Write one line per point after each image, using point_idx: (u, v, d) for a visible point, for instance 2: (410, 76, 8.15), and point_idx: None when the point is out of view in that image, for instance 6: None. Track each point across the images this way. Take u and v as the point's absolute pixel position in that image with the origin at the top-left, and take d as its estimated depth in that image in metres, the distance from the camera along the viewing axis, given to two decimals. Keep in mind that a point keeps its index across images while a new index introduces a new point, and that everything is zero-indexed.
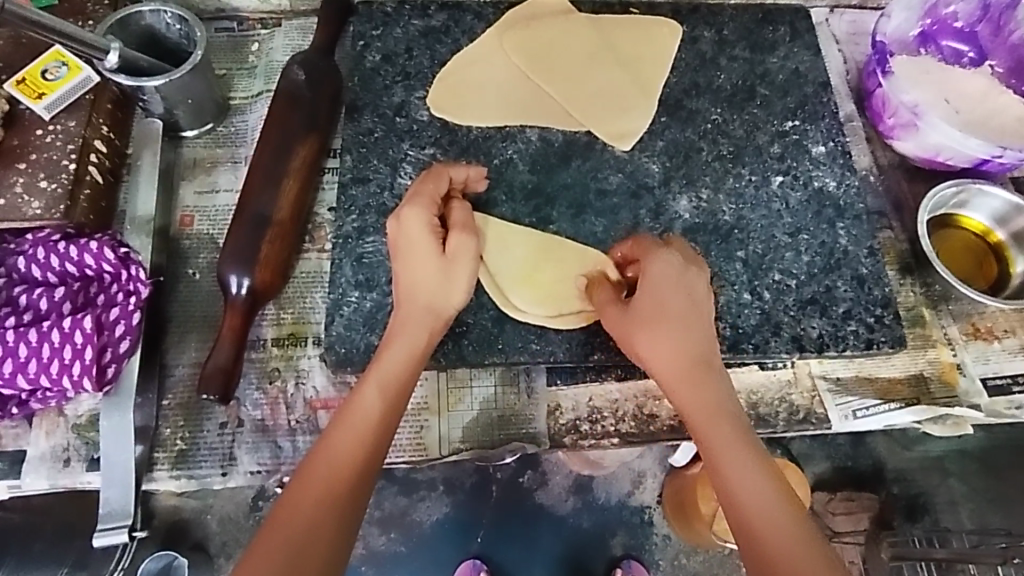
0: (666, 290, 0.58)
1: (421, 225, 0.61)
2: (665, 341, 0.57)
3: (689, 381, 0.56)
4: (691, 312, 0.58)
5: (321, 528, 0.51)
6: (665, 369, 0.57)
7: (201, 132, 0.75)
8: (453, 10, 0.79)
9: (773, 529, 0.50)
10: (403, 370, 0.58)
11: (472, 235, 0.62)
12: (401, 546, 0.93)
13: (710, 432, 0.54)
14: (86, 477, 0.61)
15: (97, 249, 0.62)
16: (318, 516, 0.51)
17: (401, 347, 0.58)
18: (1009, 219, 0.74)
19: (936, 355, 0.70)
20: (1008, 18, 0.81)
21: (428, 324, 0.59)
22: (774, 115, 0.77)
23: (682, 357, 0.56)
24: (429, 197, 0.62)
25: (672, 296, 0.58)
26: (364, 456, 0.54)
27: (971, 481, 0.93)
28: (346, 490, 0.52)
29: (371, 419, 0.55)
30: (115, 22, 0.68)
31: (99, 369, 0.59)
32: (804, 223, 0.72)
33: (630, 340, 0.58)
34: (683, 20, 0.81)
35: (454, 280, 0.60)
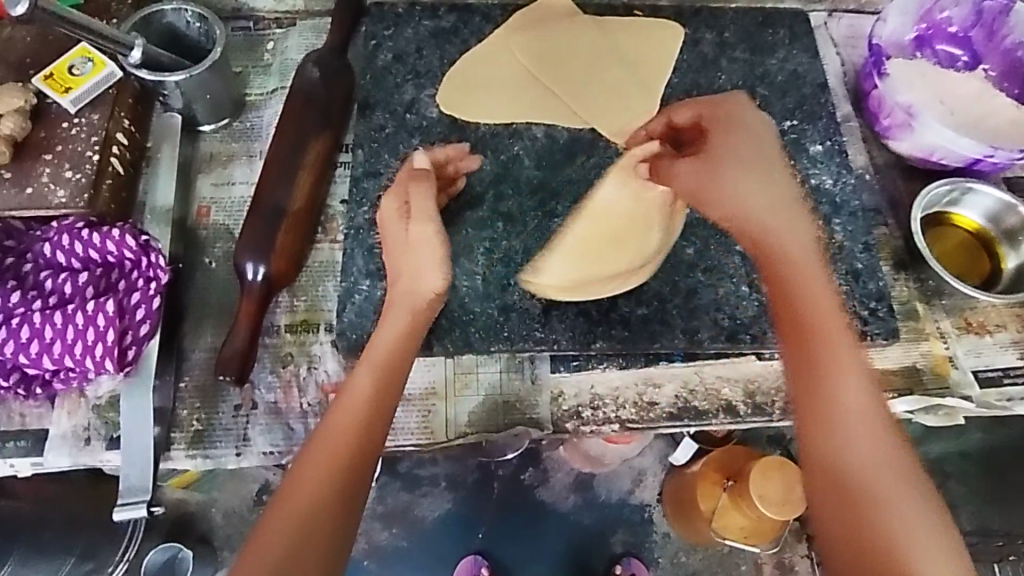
0: (732, 146, 0.64)
1: (391, 213, 0.65)
2: (739, 188, 0.62)
3: (818, 283, 0.60)
4: (764, 160, 0.64)
5: (327, 504, 0.53)
6: (750, 224, 0.62)
7: (218, 126, 0.77)
8: (462, 12, 0.82)
9: (861, 448, 0.55)
10: (390, 352, 0.60)
11: (430, 222, 0.64)
12: (402, 540, 1.05)
13: (838, 347, 0.58)
14: (106, 455, 0.63)
15: (119, 237, 0.64)
16: (321, 496, 0.53)
17: (387, 329, 0.61)
18: (1001, 217, 0.76)
19: (929, 348, 0.72)
20: (1001, 23, 0.83)
21: (412, 308, 0.62)
22: (773, 115, 0.79)
23: (770, 211, 0.62)
24: (399, 187, 0.66)
25: (755, 159, 0.64)
26: (359, 435, 0.56)
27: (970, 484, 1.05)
28: (345, 468, 0.55)
29: (364, 399, 0.57)
30: (138, 20, 0.71)
31: (121, 351, 0.61)
32: (801, 219, 0.74)
33: (716, 186, 0.63)
34: (686, 22, 0.83)
35: (425, 262, 0.63)
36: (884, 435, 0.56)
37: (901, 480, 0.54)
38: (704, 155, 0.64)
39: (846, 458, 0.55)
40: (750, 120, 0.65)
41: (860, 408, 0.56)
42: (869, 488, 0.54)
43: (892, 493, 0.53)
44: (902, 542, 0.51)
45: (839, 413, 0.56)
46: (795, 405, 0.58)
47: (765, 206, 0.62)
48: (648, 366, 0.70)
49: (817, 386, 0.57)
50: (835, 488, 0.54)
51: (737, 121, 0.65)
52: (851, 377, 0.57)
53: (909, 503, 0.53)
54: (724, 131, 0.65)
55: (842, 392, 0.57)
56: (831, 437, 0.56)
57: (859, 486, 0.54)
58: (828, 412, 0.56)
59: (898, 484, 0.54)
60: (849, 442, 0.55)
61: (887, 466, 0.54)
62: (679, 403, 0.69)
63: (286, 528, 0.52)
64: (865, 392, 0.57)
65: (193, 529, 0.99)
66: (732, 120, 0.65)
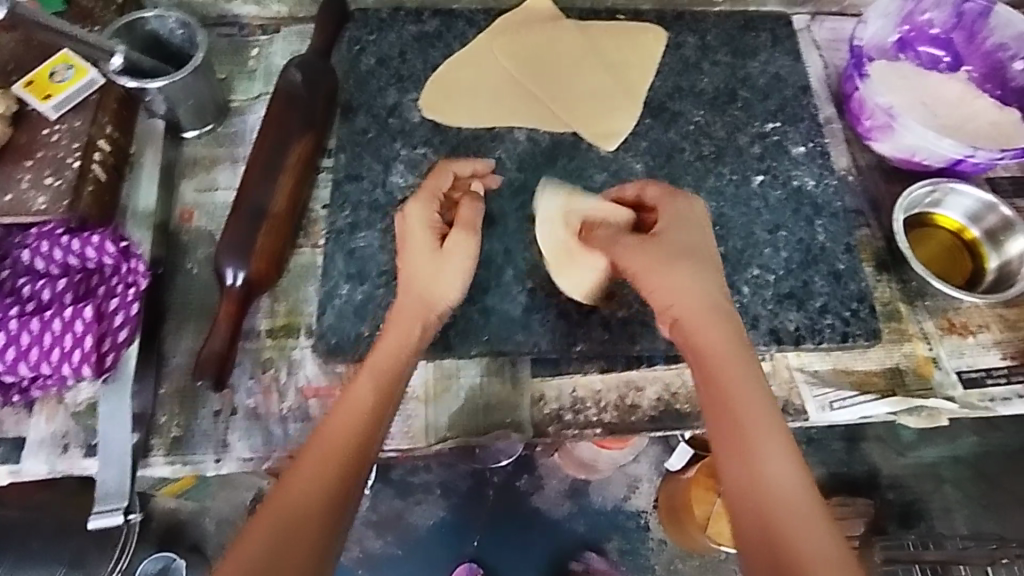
0: (679, 239, 0.62)
1: (419, 219, 0.64)
2: (669, 272, 0.60)
3: (724, 327, 0.58)
4: (702, 259, 0.61)
5: (316, 504, 0.52)
6: (685, 314, 0.59)
7: (201, 132, 0.78)
8: (446, 17, 0.83)
9: (772, 473, 0.53)
10: (393, 364, 0.59)
11: (467, 233, 0.64)
12: (396, 549, 1.05)
13: (721, 362, 0.57)
14: (86, 462, 0.63)
15: (99, 242, 0.65)
16: (312, 495, 0.52)
17: (394, 336, 0.60)
18: (981, 217, 0.77)
19: (911, 349, 0.72)
20: (980, 25, 0.85)
21: (416, 317, 0.61)
22: (754, 117, 0.80)
23: (696, 311, 0.59)
24: (432, 196, 0.65)
25: (687, 256, 0.61)
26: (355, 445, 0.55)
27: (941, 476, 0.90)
28: (338, 469, 0.54)
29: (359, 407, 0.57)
30: (121, 26, 0.71)
31: (98, 357, 0.61)
32: (783, 220, 0.74)
33: (654, 267, 0.60)
34: (668, 26, 0.85)
35: (453, 275, 0.63)
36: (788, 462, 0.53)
37: (812, 512, 0.51)
38: (662, 240, 0.62)
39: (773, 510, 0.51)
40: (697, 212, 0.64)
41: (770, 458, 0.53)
42: (753, 451, 0.54)
43: (803, 520, 0.51)
44: (810, 540, 0.50)
45: (759, 437, 0.54)
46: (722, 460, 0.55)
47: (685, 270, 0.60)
48: (629, 369, 0.69)
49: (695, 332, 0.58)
50: (750, 514, 0.52)
51: (688, 214, 0.64)
52: (754, 405, 0.55)
53: (819, 529, 0.50)
54: (670, 224, 0.63)
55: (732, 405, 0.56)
56: (751, 457, 0.54)
57: (764, 507, 0.52)
58: (745, 428, 0.55)
59: (799, 502, 0.52)
60: (757, 461, 0.53)
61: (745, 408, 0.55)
62: (661, 407, 0.69)
63: (272, 525, 0.51)
64: (764, 421, 0.55)
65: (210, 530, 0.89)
66: (689, 214, 0.64)
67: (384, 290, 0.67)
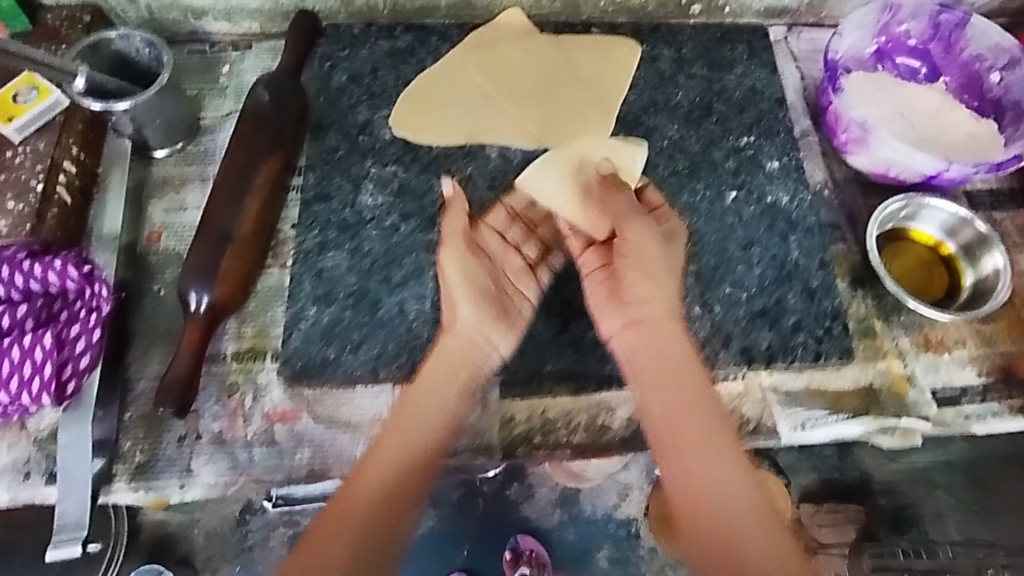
0: (673, 256, 0.65)
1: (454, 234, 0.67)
2: (651, 281, 0.63)
3: (685, 342, 0.63)
4: (678, 275, 0.65)
5: (358, 516, 0.57)
6: (652, 325, 0.63)
7: (171, 150, 0.77)
8: (419, 32, 0.82)
9: (723, 476, 0.57)
10: (433, 405, 0.62)
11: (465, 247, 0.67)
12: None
13: (682, 375, 0.61)
14: (45, 491, 0.62)
15: (61, 266, 0.64)
16: (354, 510, 0.57)
17: (431, 365, 0.63)
18: (957, 232, 0.76)
19: (886, 366, 0.71)
20: (958, 37, 0.84)
21: (447, 357, 0.64)
22: (730, 131, 0.79)
23: (665, 324, 0.63)
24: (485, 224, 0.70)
25: (670, 270, 0.64)
26: (391, 486, 0.58)
27: (957, 493, 0.93)
28: (382, 487, 0.58)
29: (398, 447, 0.60)
30: (86, 47, 0.71)
31: (59, 384, 0.61)
32: (756, 236, 0.73)
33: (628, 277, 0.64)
34: (643, 39, 0.83)
35: (464, 298, 0.65)
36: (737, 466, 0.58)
37: (761, 514, 0.56)
38: (667, 248, 0.65)
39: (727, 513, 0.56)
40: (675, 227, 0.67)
41: (727, 469, 0.58)
42: (714, 462, 0.58)
43: (752, 524, 0.56)
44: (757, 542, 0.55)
45: (713, 442, 0.59)
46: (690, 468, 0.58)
47: (659, 287, 0.63)
48: (601, 389, 0.68)
49: (663, 346, 0.62)
50: (705, 515, 0.57)
51: (675, 230, 0.67)
52: (709, 414, 0.60)
53: (766, 533, 0.55)
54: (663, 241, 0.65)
55: (691, 413, 0.60)
56: (707, 466, 0.58)
57: (718, 508, 0.56)
58: (702, 434, 0.59)
59: (746, 503, 0.57)
60: (713, 469, 0.58)
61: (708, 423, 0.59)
62: (632, 427, 0.69)
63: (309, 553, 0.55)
64: (717, 427, 0.59)
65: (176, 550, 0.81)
66: (676, 232, 0.67)
67: (351, 312, 0.67)
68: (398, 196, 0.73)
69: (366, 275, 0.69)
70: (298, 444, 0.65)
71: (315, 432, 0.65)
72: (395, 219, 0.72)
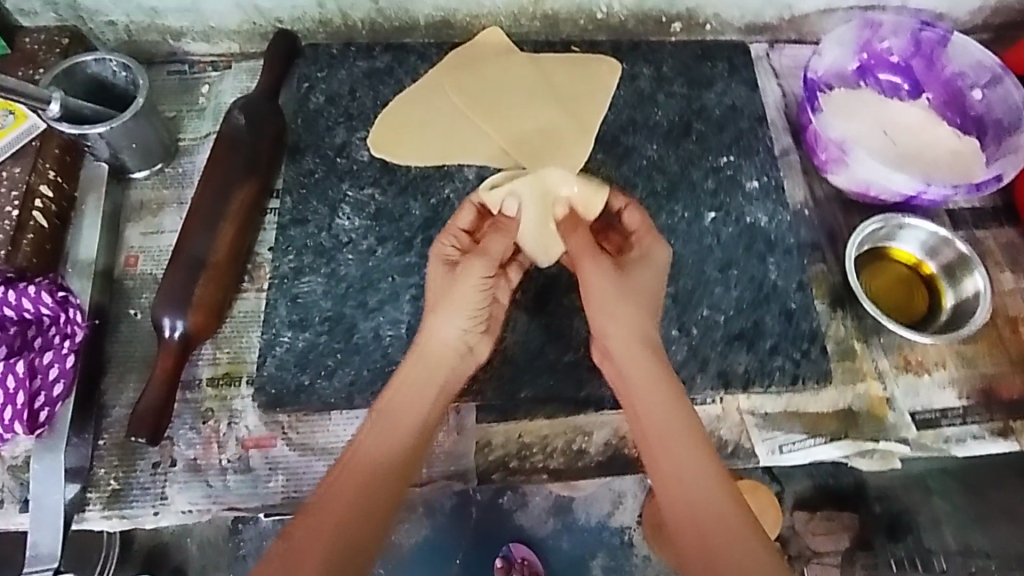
0: (637, 282, 0.64)
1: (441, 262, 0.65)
2: (616, 309, 0.62)
3: (659, 361, 0.61)
4: (647, 304, 0.63)
5: (356, 531, 0.53)
6: (621, 348, 0.62)
7: (150, 173, 0.77)
8: (397, 52, 0.81)
9: (697, 486, 0.57)
10: (411, 415, 0.59)
11: (482, 258, 0.62)
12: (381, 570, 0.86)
13: (653, 385, 0.60)
14: (18, 518, 0.62)
15: (35, 293, 0.64)
16: (351, 525, 0.54)
17: (411, 373, 0.60)
18: (938, 251, 0.76)
19: (865, 389, 0.71)
20: (940, 53, 0.84)
21: (428, 366, 0.61)
22: (709, 150, 0.78)
23: (633, 350, 0.61)
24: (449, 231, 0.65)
25: (638, 299, 0.63)
26: (362, 501, 0.55)
27: (954, 499, 0.91)
28: (377, 500, 0.55)
29: (377, 461, 0.56)
30: (61, 72, 0.70)
31: (31, 414, 0.60)
32: (734, 257, 0.73)
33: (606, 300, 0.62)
34: (623, 57, 0.83)
35: (446, 314, 0.61)
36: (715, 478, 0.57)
37: (735, 522, 0.55)
38: (623, 278, 0.63)
39: (699, 522, 0.56)
40: (660, 259, 0.65)
41: (700, 479, 0.57)
42: (688, 472, 0.57)
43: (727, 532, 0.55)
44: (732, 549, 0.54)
45: (691, 459, 0.58)
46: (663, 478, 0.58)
47: (632, 305, 0.62)
48: (576, 414, 0.68)
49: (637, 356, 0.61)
50: (691, 529, 0.56)
51: (651, 255, 0.65)
52: (682, 429, 0.59)
53: (741, 540, 0.55)
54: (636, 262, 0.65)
55: (666, 431, 0.59)
56: (681, 475, 0.57)
57: (700, 521, 0.56)
58: (679, 451, 0.58)
59: (727, 512, 0.56)
60: (685, 479, 0.57)
61: (681, 431, 0.59)
62: (609, 451, 0.68)
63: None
64: (692, 440, 0.58)
65: (169, 560, 0.85)
66: (650, 258, 0.65)
67: (326, 337, 0.67)
68: (375, 220, 0.72)
69: (341, 300, 0.69)
70: (272, 471, 0.65)
71: (289, 458, 0.65)
72: (371, 242, 0.71)
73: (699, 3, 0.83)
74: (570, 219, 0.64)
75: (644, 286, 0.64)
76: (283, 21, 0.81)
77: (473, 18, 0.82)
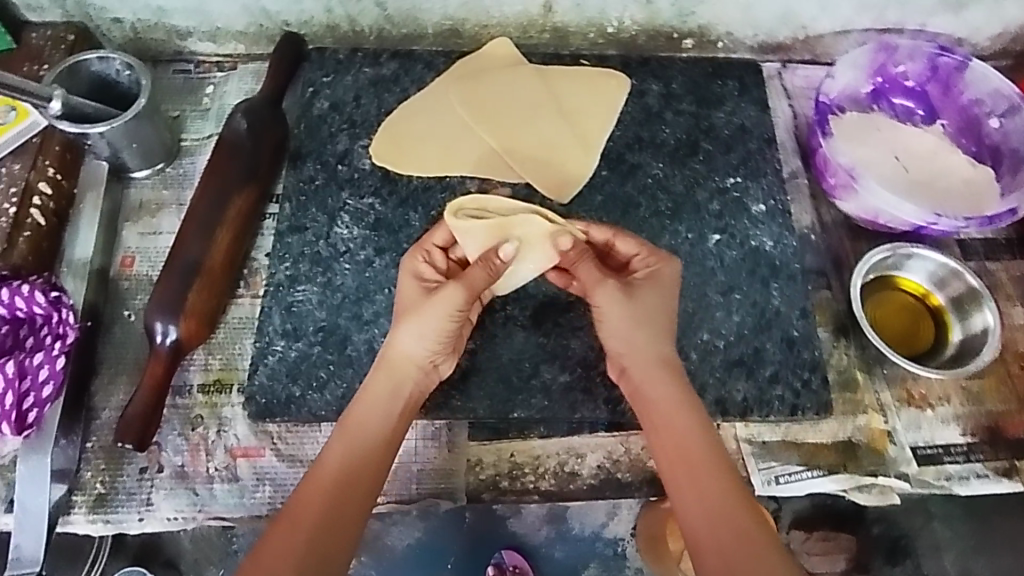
0: (647, 302, 0.60)
1: (414, 275, 0.62)
2: (631, 329, 0.60)
3: (676, 380, 0.59)
4: (661, 324, 0.60)
5: (323, 538, 0.52)
6: (640, 366, 0.60)
7: (151, 172, 0.76)
8: (404, 59, 0.80)
9: (712, 505, 0.54)
10: (377, 426, 0.57)
11: (457, 286, 0.57)
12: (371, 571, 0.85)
13: (666, 402, 0.58)
14: (2, 518, 0.62)
15: (28, 292, 0.63)
16: (318, 531, 0.52)
17: (369, 391, 0.58)
18: (947, 283, 0.75)
19: (866, 421, 0.70)
20: (957, 79, 0.82)
21: (393, 378, 0.58)
22: (715, 171, 0.77)
23: (651, 371, 0.59)
24: (422, 249, 0.62)
25: (650, 319, 0.60)
26: (332, 510, 0.53)
27: (956, 527, 0.89)
28: (343, 507, 0.53)
29: (342, 468, 0.54)
30: (64, 69, 0.70)
31: (19, 416, 0.60)
32: (737, 282, 0.72)
33: (622, 320, 0.60)
34: (632, 72, 0.81)
35: (407, 328, 0.59)
36: (735, 496, 0.54)
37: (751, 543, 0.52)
38: (635, 300, 0.60)
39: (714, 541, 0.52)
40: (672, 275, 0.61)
41: (713, 498, 0.54)
42: (704, 492, 0.54)
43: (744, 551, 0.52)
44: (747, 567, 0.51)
45: (710, 478, 0.55)
46: (678, 497, 0.55)
47: (643, 329, 0.60)
48: (571, 435, 0.68)
49: (650, 375, 0.59)
50: (711, 551, 0.52)
51: (660, 275, 0.61)
52: (701, 447, 0.56)
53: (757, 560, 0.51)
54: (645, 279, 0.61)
55: (682, 450, 0.56)
56: (695, 493, 0.55)
57: (720, 543, 0.52)
58: (696, 472, 0.55)
59: (745, 532, 0.52)
60: (701, 500, 0.54)
61: (694, 448, 0.56)
62: (602, 475, 0.68)
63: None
64: (711, 460, 0.56)
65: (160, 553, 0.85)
66: (658, 277, 0.61)
67: (319, 348, 0.66)
68: (374, 230, 0.72)
69: (336, 311, 0.68)
70: (259, 482, 0.64)
71: (276, 470, 0.65)
72: (369, 253, 0.71)
73: (712, 20, 0.82)
74: (576, 249, 0.59)
75: (665, 308, 0.61)
76: (290, 24, 0.81)
77: (482, 28, 0.82)
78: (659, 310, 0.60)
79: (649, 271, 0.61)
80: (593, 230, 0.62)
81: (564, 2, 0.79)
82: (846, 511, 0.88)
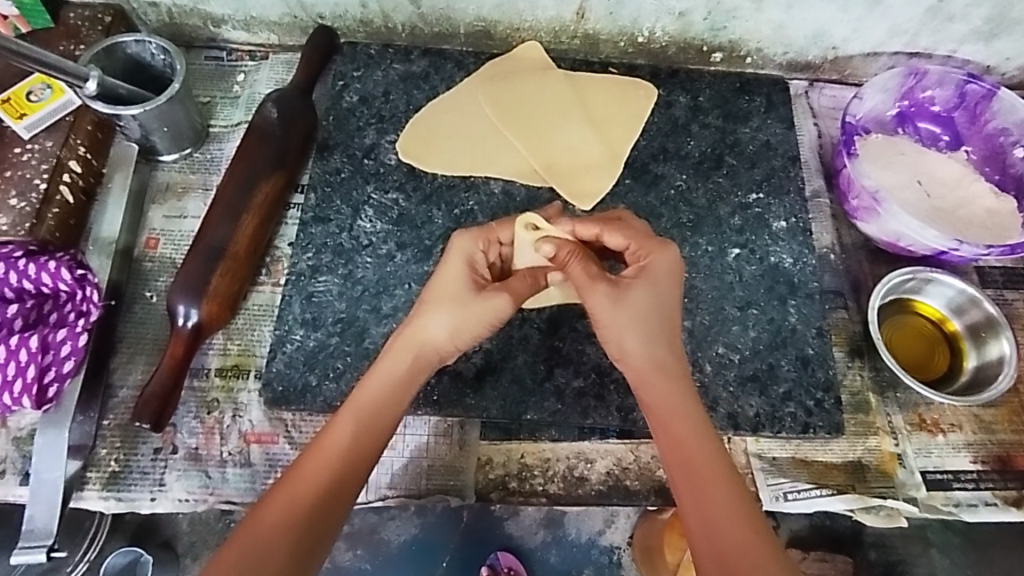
0: (640, 298, 0.58)
1: (457, 260, 0.60)
2: (633, 328, 0.58)
3: (672, 381, 0.57)
4: (660, 324, 0.59)
5: (321, 511, 0.51)
6: (635, 369, 0.58)
7: (178, 156, 0.77)
8: (434, 57, 0.81)
9: (719, 511, 0.52)
10: (386, 407, 0.56)
11: (508, 297, 0.59)
12: (366, 564, 0.84)
13: (671, 404, 0.56)
14: (18, 490, 0.63)
15: (55, 268, 0.64)
16: (316, 505, 0.51)
17: (383, 371, 0.57)
18: (965, 311, 0.75)
19: (876, 444, 0.70)
20: (984, 108, 0.82)
21: (415, 358, 0.58)
22: (739, 186, 0.77)
23: (641, 374, 0.57)
24: (487, 237, 0.62)
25: (646, 317, 0.58)
26: (332, 485, 0.52)
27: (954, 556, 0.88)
28: (339, 484, 0.52)
29: (349, 446, 0.53)
30: (102, 50, 0.71)
31: (40, 389, 0.61)
32: (754, 298, 0.72)
33: (617, 321, 0.58)
34: (660, 83, 0.82)
35: (434, 312, 0.58)
36: (737, 497, 0.53)
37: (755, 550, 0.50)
38: (635, 297, 0.58)
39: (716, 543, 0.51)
40: (667, 264, 0.60)
41: (717, 501, 0.52)
42: (710, 496, 0.52)
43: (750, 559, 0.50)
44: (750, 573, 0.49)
45: (710, 478, 0.53)
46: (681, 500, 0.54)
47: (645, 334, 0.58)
48: (580, 440, 0.68)
49: (650, 380, 0.57)
50: (709, 550, 0.51)
51: (653, 265, 0.60)
52: (707, 451, 0.54)
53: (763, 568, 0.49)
54: (649, 279, 0.59)
55: (676, 450, 0.55)
56: (697, 498, 0.53)
57: (719, 544, 0.51)
58: (693, 472, 0.53)
59: (750, 540, 0.50)
60: (707, 505, 0.52)
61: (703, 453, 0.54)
62: (610, 481, 0.68)
63: (241, 558, 0.48)
64: (718, 467, 0.54)
65: (159, 532, 0.86)
66: (657, 273, 0.60)
67: (337, 339, 0.67)
68: (397, 225, 0.72)
69: (356, 303, 0.68)
70: (271, 468, 0.65)
71: (288, 457, 0.65)
72: (390, 247, 0.71)
73: (743, 35, 0.82)
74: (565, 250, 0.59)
75: (671, 306, 0.59)
76: (324, 16, 0.81)
77: (514, 31, 0.82)
78: (667, 316, 0.59)
79: (643, 262, 0.60)
80: (581, 228, 0.63)
81: (598, 10, 0.79)
82: (843, 532, 0.88)
